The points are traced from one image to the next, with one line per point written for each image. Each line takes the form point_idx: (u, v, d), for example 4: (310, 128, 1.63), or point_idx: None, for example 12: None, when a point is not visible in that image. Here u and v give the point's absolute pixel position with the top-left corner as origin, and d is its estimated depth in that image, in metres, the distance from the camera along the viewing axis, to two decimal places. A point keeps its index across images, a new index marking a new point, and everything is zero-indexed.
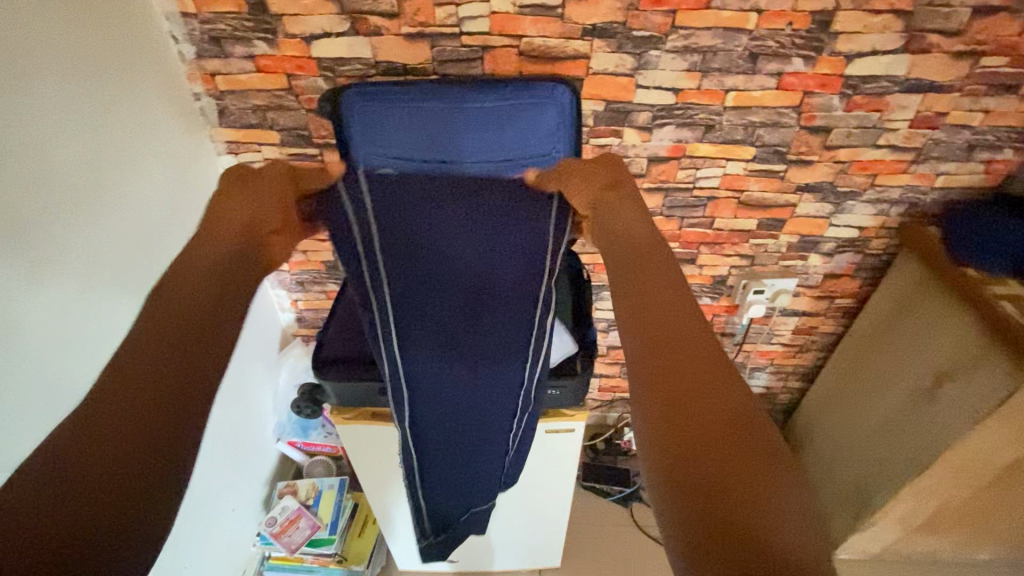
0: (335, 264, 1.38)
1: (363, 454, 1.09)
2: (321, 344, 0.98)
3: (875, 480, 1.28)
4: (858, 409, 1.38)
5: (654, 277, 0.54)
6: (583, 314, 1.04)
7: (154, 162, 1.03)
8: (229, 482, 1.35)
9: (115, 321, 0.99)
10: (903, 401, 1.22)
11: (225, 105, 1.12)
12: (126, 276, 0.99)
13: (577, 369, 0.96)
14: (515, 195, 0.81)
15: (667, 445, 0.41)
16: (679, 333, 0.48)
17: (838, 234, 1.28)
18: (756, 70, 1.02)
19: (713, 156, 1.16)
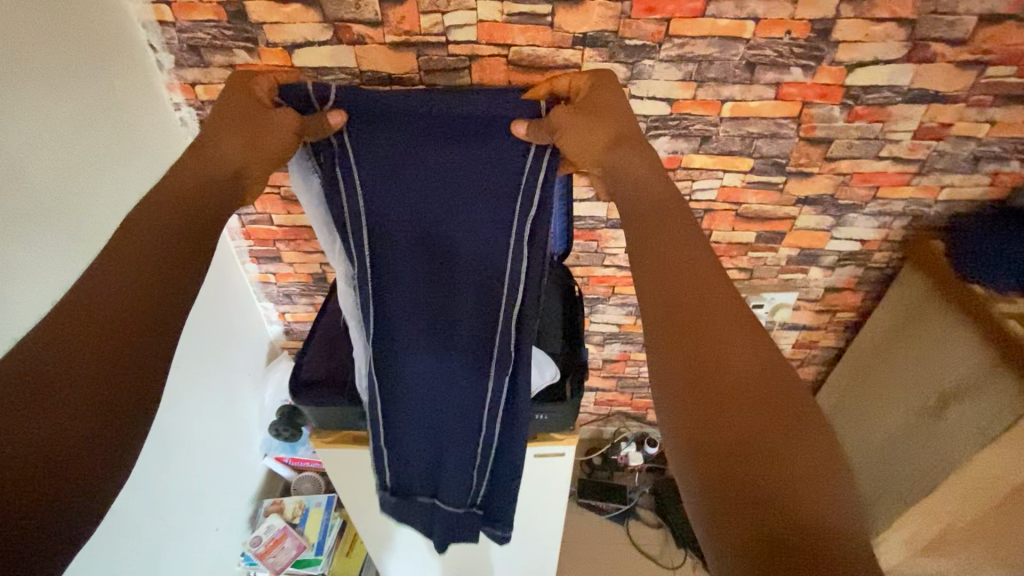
0: (323, 276, 1.35)
1: (346, 478, 1.04)
2: (299, 364, 0.94)
3: (880, 494, 1.25)
4: (852, 417, 1.38)
5: (670, 261, 0.58)
6: (575, 335, 1.00)
7: (136, 176, 1.01)
8: (214, 499, 1.32)
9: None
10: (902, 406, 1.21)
11: (205, 116, 1.08)
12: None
13: (567, 395, 0.92)
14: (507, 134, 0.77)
15: (694, 436, 0.46)
16: (695, 312, 0.53)
17: (839, 246, 1.25)
18: (754, 80, 0.99)
19: (710, 168, 1.12)
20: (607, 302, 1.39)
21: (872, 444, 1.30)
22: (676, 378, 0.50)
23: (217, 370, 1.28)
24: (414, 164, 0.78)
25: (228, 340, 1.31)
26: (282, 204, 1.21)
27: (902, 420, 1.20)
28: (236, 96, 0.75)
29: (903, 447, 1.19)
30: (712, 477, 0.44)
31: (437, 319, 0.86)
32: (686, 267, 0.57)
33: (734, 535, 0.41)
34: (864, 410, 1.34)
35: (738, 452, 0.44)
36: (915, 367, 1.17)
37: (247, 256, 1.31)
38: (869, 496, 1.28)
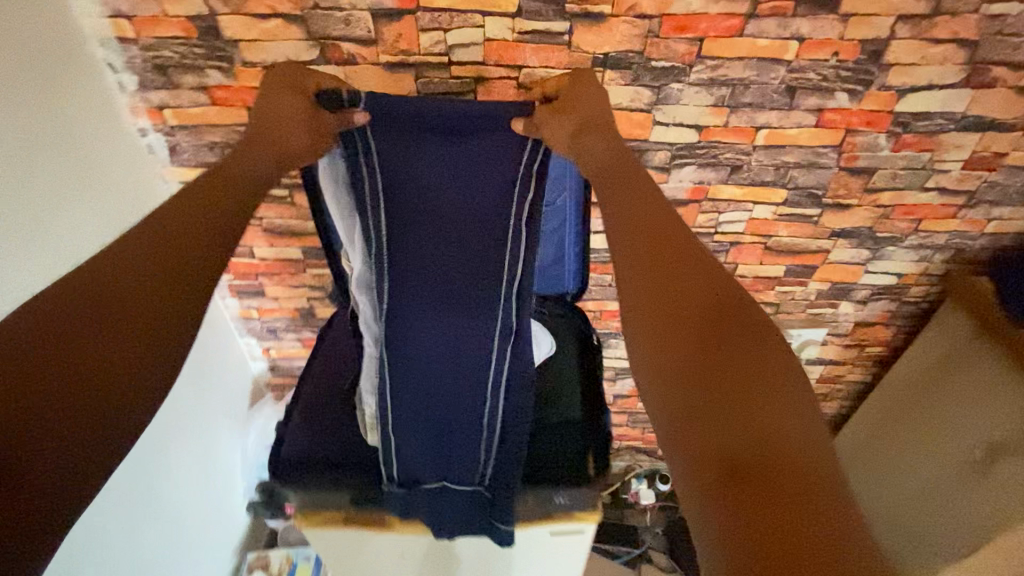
0: (310, 311, 1.24)
1: (336, 558, 0.93)
2: (280, 440, 0.81)
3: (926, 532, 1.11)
4: (881, 454, 1.27)
5: (666, 260, 0.52)
6: (594, 394, 0.88)
7: (101, 217, 0.88)
8: (195, 558, 1.20)
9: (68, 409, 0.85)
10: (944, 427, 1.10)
11: (176, 142, 0.96)
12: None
13: (591, 474, 0.80)
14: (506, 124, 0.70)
15: (694, 455, 0.41)
16: (688, 309, 0.49)
17: (873, 280, 1.15)
18: (793, 106, 0.89)
19: (739, 199, 1.01)
20: (620, 337, 1.29)
21: (911, 471, 1.17)
22: (642, 327, 0.49)
23: (196, 418, 1.16)
24: (414, 161, 0.68)
25: (207, 383, 1.19)
26: (264, 236, 1.09)
27: (948, 464, 1.08)
28: (275, 96, 0.68)
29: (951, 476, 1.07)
30: (722, 507, 0.38)
31: (437, 324, 0.70)
32: (683, 266, 0.52)
33: (700, 478, 0.40)
34: (900, 439, 1.22)
35: (750, 481, 0.38)
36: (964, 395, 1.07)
37: (227, 291, 1.20)
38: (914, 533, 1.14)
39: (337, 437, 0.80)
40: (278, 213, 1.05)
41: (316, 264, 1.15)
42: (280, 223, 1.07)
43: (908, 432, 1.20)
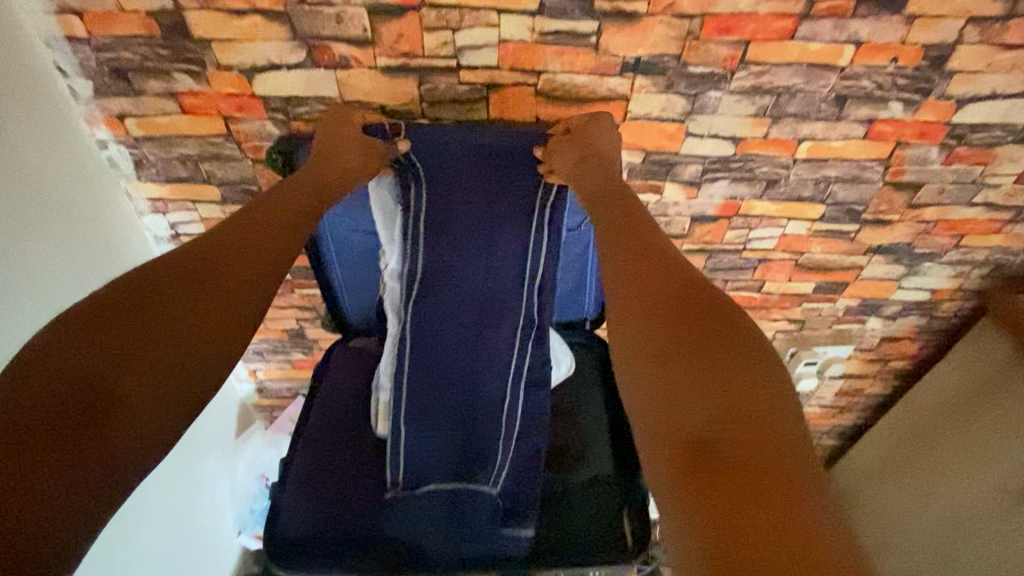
0: (300, 332, 1.14)
1: None
2: (277, 512, 0.72)
3: (949, 557, 1.09)
4: (896, 479, 1.24)
5: (648, 268, 0.51)
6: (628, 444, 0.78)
7: (60, 246, 0.77)
8: None
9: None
10: (952, 439, 1.11)
11: (143, 155, 0.84)
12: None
13: (628, 542, 0.71)
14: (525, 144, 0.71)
15: (670, 458, 0.37)
16: (666, 309, 0.46)
17: (905, 297, 1.08)
18: (842, 116, 0.79)
19: (772, 215, 0.93)
20: None
21: (924, 489, 1.16)
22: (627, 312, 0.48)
23: (183, 451, 1.07)
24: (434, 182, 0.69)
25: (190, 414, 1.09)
26: None
27: (974, 494, 1.05)
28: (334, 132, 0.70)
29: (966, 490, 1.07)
30: (692, 515, 0.34)
31: (459, 342, 0.71)
32: (664, 272, 0.50)
33: (668, 463, 0.37)
34: (911, 456, 1.21)
35: (723, 483, 0.34)
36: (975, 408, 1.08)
37: None
38: (935, 557, 1.12)
39: (342, 510, 0.71)
40: None
41: (305, 284, 1.04)
42: None
43: (919, 450, 1.19)
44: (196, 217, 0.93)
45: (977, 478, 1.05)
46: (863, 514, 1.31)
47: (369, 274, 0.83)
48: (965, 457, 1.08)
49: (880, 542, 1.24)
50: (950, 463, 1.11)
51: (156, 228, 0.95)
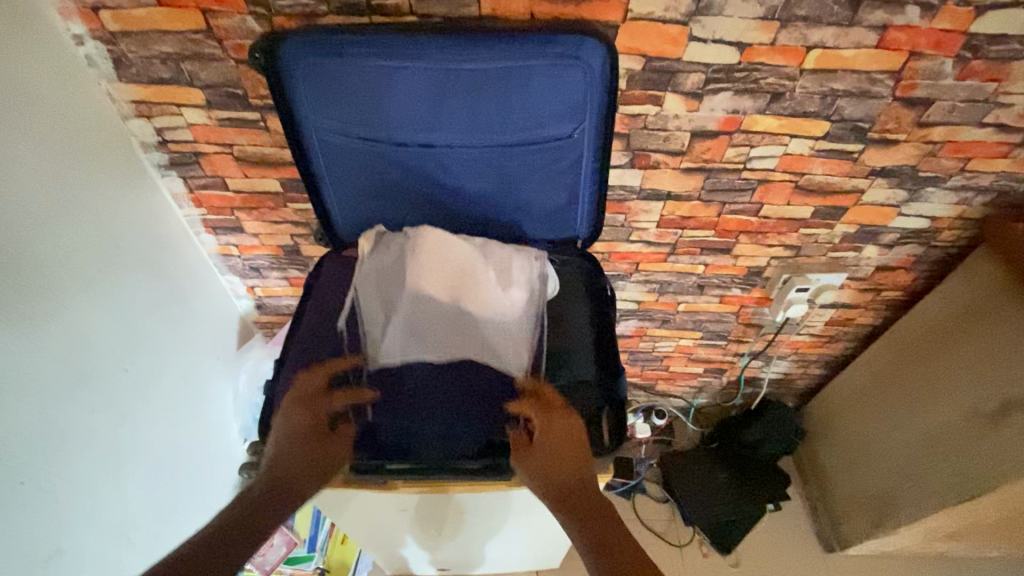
0: (295, 249, 1.14)
1: (338, 508, 0.88)
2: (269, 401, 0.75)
3: (902, 492, 1.20)
4: (862, 411, 1.34)
5: None
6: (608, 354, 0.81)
7: (33, 144, 0.75)
8: (196, 490, 1.18)
9: (39, 375, 0.79)
10: (913, 379, 1.19)
11: (121, 53, 0.81)
12: (33, 307, 0.77)
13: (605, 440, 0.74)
14: (523, 48, 0.69)
15: None
16: None
17: (904, 224, 1.07)
18: (854, 22, 0.75)
19: (775, 132, 0.90)
20: (628, 279, 1.22)
21: (884, 424, 1.26)
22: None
23: (181, 357, 1.10)
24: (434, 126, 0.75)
25: (188, 324, 1.12)
26: (237, 166, 0.97)
27: (928, 425, 1.14)
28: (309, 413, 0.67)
29: (917, 424, 1.17)
30: None
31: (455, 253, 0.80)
32: None
33: None
34: (879, 389, 1.29)
35: None
36: (935, 339, 1.14)
37: (201, 226, 1.10)
38: (890, 484, 1.24)
39: None
40: (251, 140, 0.92)
41: (297, 198, 1.03)
42: (254, 150, 0.95)
43: (886, 382, 1.27)
44: (181, 123, 0.90)
45: (929, 415, 1.14)
46: (836, 443, 1.42)
47: (358, 180, 0.82)
48: (944, 385, 1.11)
49: (851, 472, 1.37)
50: (908, 397, 1.20)
51: (143, 135, 0.93)
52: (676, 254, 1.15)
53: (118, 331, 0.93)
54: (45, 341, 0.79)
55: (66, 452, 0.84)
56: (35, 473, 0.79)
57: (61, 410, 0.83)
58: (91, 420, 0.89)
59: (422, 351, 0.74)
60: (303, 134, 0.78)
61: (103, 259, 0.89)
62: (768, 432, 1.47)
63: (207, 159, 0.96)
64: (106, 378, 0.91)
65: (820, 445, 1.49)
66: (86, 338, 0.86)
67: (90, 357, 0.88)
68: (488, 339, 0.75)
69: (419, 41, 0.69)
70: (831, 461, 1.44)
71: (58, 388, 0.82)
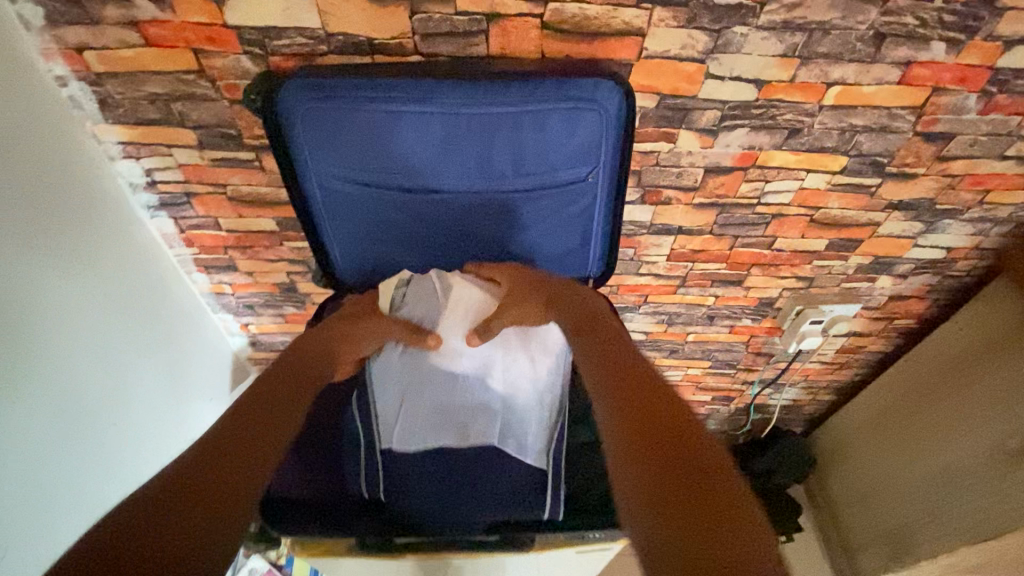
0: (291, 286, 1.10)
1: None
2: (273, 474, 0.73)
3: (920, 527, 1.16)
4: (877, 442, 1.30)
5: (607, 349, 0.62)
6: None
7: (17, 193, 0.71)
8: None
9: (18, 436, 0.73)
10: (931, 410, 1.15)
11: (107, 94, 0.76)
12: (17, 366, 0.72)
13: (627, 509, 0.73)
14: (539, 92, 0.66)
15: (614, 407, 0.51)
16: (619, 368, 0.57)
17: (919, 255, 1.04)
18: (877, 58, 0.72)
19: (791, 167, 0.87)
20: (636, 311, 1.19)
21: (900, 455, 1.23)
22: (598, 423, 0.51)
23: (172, 401, 1.04)
24: (437, 169, 0.71)
25: (180, 367, 1.06)
26: (231, 206, 0.93)
27: (947, 458, 1.11)
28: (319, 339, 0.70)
29: (935, 455, 1.13)
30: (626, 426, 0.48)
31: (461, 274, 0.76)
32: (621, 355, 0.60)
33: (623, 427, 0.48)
34: (895, 420, 1.26)
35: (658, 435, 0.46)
36: (954, 369, 1.11)
37: (192, 265, 1.05)
38: (906, 518, 1.20)
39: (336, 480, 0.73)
40: (245, 180, 0.88)
41: (294, 237, 0.99)
42: (249, 190, 0.90)
43: (902, 413, 1.24)
44: (171, 163, 0.86)
45: (948, 446, 1.11)
46: (850, 474, 1.39)
47: (360, 226, 0.78)
48: (964, 417, 1.08)
49: (867, 504, 1.33)
50: (926, 429, 1.16)
51: (131, 175, 0.88)
52: (686, 287, 1.12)
53: (108, 381, 0.88)
54: (28, 402, 0.74)
55: (51, 517, 0.79)
56: (17, 545, 0.74)
57: (46, 473, 0.78)
58: (77, 478, 0.83)
59: (441, 437, 0.71)
60: (302, 179, 0.74)
61: (91, 309, 0.84)
62: (779, 461, 1.43)
63: (199, 199, 0.92)
64: (95, 433, 0.86)
65: (833, 476, 1.45)
66: (75, 394, 0.82)
67: (75, 414, 0.82)
68: (508, 425, 0.72)
69: (426, 84, 0.66)
70: (845, 493, 1.40)
71: (43, 449, 0.77)
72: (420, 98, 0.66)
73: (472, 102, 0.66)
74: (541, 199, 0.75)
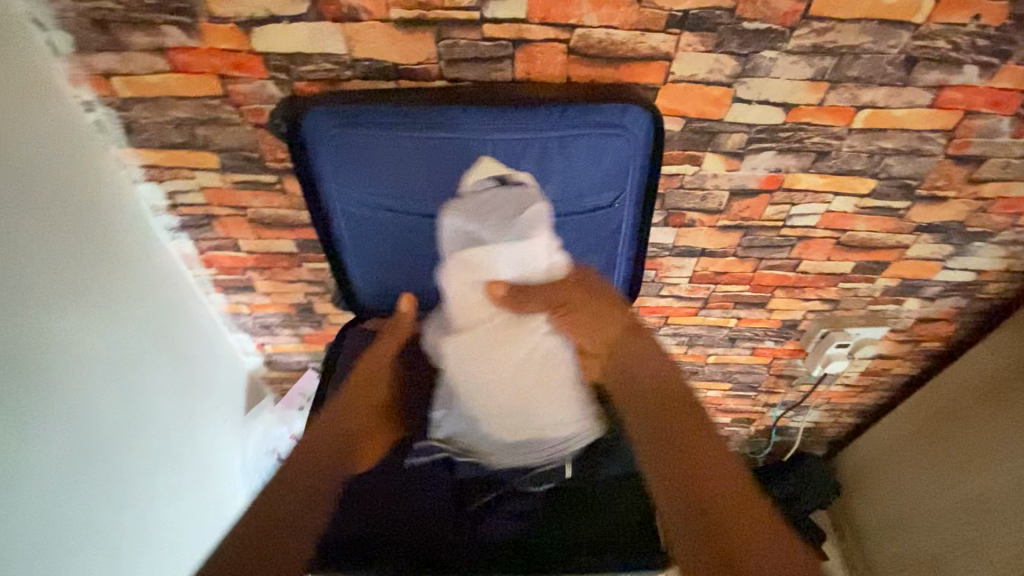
0: (309, 306, 1.09)
1: None
2: None
3: (952, 560, 1.11)
4: (904, 468, 1.26)
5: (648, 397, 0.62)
6: None
7: (42, 219, 0.71)
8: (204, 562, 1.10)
9: (33, 464, 0.72)
10: (961, 438, 1.12)
11: (133, 118, 0.77)
12: (28, 396, 0.70)
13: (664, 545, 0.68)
14: (569, 117, 0.65)
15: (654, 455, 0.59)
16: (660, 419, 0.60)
17: (948, 278, 1.01)
18: (908, 82, 0.71)
19: (818, 190, 0.85)
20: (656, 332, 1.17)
21: (926, 482, 1.19)
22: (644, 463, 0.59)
23: (188, 422, 1.03)
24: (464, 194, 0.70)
25: (195, 388, 1.05)
26: (251, 227, 0.93)
27: (977, 489, 1.07)
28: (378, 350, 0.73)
29: (965, 484, 1.10)
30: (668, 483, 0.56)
31: None
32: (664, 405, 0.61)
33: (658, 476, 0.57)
34: (922, 446, 1.22)
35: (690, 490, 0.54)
36: (984, 395, 1.08)
37: (211, 286, 1.05)
38: (936, 550, 1.15)
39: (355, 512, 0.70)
40: (266, 203, 0.88)
41: (313, 258, 0.99)
42: (270, 212, 0.90)
43: (931, 438, 1.20)
44: (194, 186, 0.86)
45: (978, 476, 1.07)
46: (876, 499, 1.35)
47: (383, 250, 0.77)
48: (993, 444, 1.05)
49: (894, 530, 1.28)
50: (955, 456, 1.13)
51: (153, 198, 0.89)
52: (708, 309, 1.10)
53: (125, 405, 0.87)
54: (45, 429, 0.73)
55: (66, 547, 0.77)
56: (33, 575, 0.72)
57: (63, 500, 0.76)
58: (92, 505, 0.81)
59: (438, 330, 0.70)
60: (327, 204, 0.74)
61: (109, 333, 0.83)
62: (800, 485, 1.40)
63: (220, 220, 0.92)
64: (111, 461, 0.85)
65: (859, 502, 1.40)
66: (90, 420, 0.80)
67: (92, 438, 0.81)
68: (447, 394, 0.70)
69: (453, 111, 0.65)
70: (870, 519, 1.36)
71: (54, 481, 0.75)
72: (448, 123, 0.66)
73: (502, 128, 0.65)
74: (570, 223, 0.73)
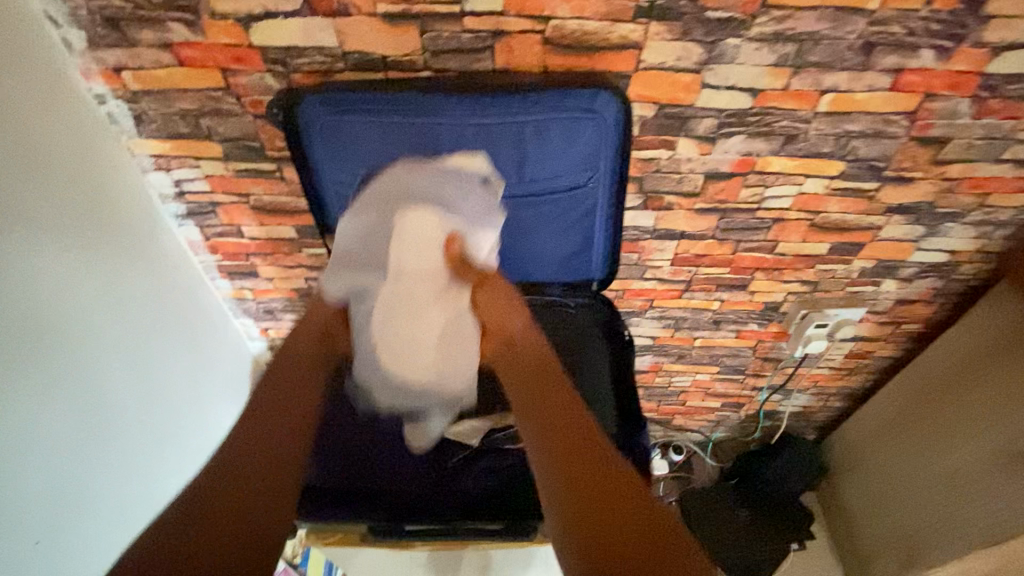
0: (309, 291, 1.15)
1: None
2: None
3: (936, 535, 1.14)
4: (889, 448, 1.29)
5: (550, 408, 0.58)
6: (629, 405, 0.84)
7: (59, 204, 0.76)
8: None
9: (48, 431, 0.77)
10: (942, 419, 1.14)
11: (142, 110, 0.83)
12: (42, 365, 0.75)
13: None
14: (545, 103, 0.70)
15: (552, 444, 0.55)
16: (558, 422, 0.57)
17: (923, 258, 1.05)
18: (868, 66, 0.75)
19: (789, 172, 0.89)
20: (643, 315, 1.21)
21: (911, 461, 1.21)
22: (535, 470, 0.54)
23: (194, 401, 1.08)
24: None
25: (200, 369, 1.10)
26: (253, 214, 0.99)
27: (958, 466, 1.09)
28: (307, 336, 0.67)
29: (947, 462, 1.12)
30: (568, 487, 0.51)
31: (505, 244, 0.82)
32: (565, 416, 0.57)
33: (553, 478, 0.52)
34: (906, 425, 1.24)
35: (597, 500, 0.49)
36: (963, 375, 1.10)
37: (216, 272, 1.11)
38: (920, 525, 1.18)
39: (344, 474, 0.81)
40: (267, 190, 0.93)
41: (313, 243, 1.04)
42: (270, 199, 0.96)
43: (914, 418, 1.22)
44: (199, 174, 0.91)
45: (959, 453, 1.09)
46: (861, 479, 1.38)
47: None
48: (972, 417, 1.07)
49: (880, 509, 1.31)
50: (937, 434, 1.15)
51: (162, 187, 0.95)
52: (691, 291, 1.14)
53: (134, 381, 0.92)
54: (60, 398, 0.79)
55: (76, 512, 0.82)
56: (47, 536, 0.77)
57: (76, 466, 0.82)
58: (101, 474, 0.86)
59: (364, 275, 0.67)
60: (320, 188, 0.80)
61: (119, 310, 0.88)
62: (790, 467, 1.41)
63: (223, 206, 0.97)
64: (121, 432, 0.90)
65: (845, 482, 1.44)
66: (101, 394, 0.85)
67: (104, 409, 0.86)
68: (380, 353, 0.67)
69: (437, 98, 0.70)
70: (857, 500, 1.39)
71: (69, 451, 0.80)
72: (432, 112, 0.70)
73: (482, 114, 0.70)
74: (548, 203, 0.78)
